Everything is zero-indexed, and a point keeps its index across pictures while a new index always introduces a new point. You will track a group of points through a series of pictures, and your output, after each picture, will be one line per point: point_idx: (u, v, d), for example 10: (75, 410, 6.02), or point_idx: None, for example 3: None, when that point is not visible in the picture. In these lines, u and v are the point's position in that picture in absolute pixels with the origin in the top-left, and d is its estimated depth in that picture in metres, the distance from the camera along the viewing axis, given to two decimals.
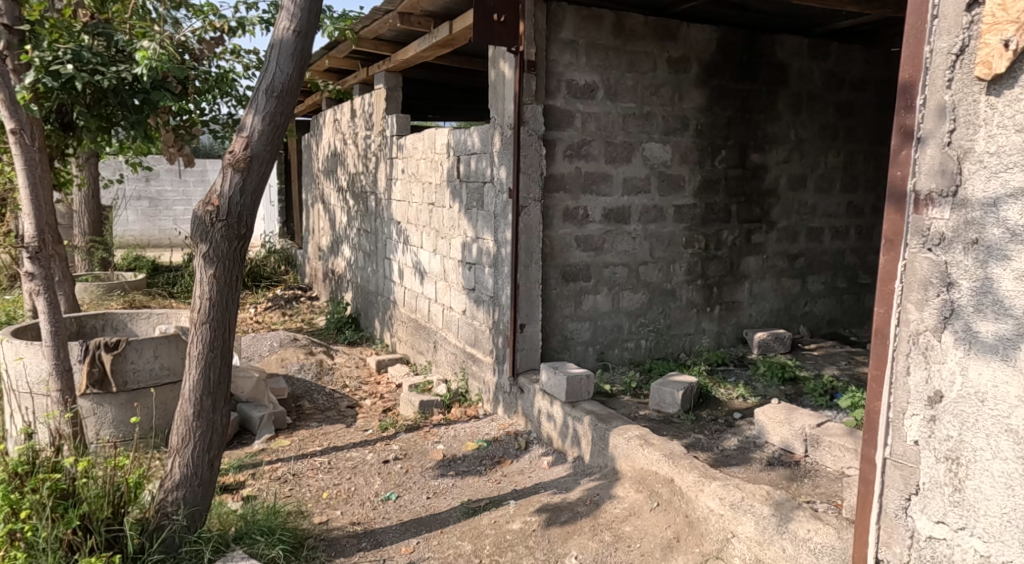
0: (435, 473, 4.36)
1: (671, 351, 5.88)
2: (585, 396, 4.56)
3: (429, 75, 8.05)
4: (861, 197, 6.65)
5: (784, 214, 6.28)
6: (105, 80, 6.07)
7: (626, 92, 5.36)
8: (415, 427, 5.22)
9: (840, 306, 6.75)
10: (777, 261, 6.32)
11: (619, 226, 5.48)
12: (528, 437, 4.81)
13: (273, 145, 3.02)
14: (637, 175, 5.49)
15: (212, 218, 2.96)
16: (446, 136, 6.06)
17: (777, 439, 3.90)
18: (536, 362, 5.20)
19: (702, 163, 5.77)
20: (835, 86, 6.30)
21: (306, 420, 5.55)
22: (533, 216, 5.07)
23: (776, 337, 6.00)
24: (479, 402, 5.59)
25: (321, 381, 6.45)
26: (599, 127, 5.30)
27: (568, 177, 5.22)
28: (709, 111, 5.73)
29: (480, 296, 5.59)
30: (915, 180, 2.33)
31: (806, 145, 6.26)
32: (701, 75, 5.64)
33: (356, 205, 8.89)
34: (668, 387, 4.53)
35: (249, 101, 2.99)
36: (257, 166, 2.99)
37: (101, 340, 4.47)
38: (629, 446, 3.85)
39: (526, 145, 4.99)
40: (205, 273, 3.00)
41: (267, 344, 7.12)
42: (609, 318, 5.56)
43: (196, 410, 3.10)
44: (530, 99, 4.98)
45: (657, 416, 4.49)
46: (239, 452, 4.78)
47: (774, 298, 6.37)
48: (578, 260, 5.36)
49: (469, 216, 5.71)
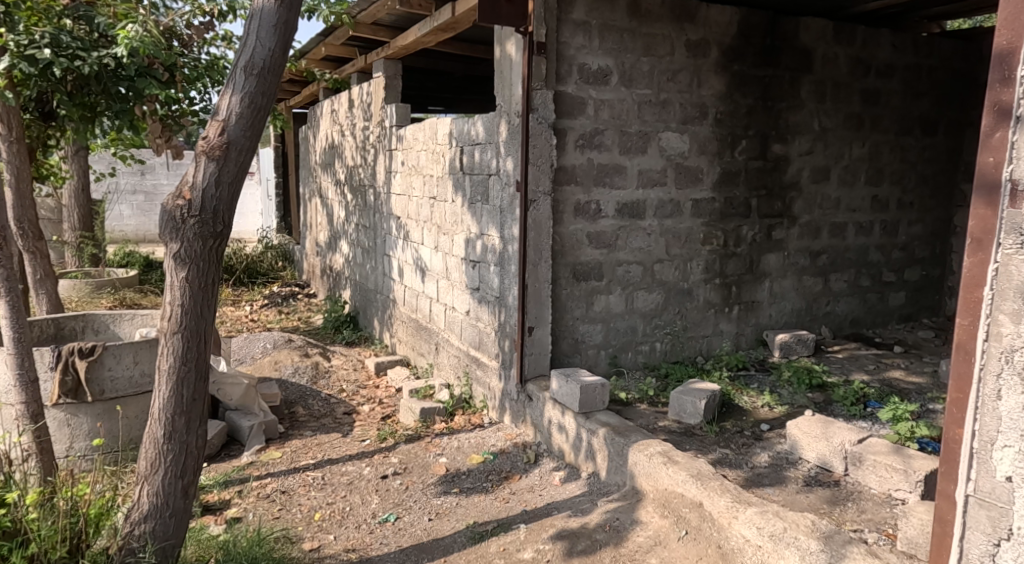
0: (437, 490, 4.02)
1: (688, 355, 5.53)
2: (599, 406, 4.22)
3: (429, 64, 7.70)
4: (886, 190, 6.29)
5: (807, 209, 5.92)
6: (86, 66, 5.74)
7: (641, 77, 5.00)
8: (416, 437, 4.87)
9: (863, 305, 6.39)
10: (799, 258, 5.96)
11: (634, 222, 5.13)
12: (537, 449, 4.46)
13: (254, 130, 2.66)
14: (653, 167, 5.13)
15: (184, 214, 2.60)
16: (447, 126, 5.70)
17: (812, 455, 3.55)
18: (546, 367, 4.86)
19: (721, 154, 5.41)
20: (861, 73, 5.93)
21: (300, 428, 5.21)
22: (543, 211, 4.72)
23: (798, 339, 5.65)
24: (484, 409, 5.24)
25: (316, 385, 6.11)
26: (613, 115, 4.94)
27: (579, 169, 4.86)
28: (729, 99, 5.36)
29: (485, 296, 5.24)
30: (1012, 167, 2.10)
31: (830, 135, 5.90)
32: (721, 60, 5.27)
33: (355, 200, 8.52)
34: (688, 395, 4.20)
35: (226, 81, 2.63)
36: (235, 154, 2.63)
37: (75, 346, 4.13)
38: (651, 464, 3.50)
39: (535, 134, 4.64)
40: (177, 276, 2.64)
41: (260, 345, 6.78)
42: (623, 319, 5.20)
43: (168, 431, 2.75)
44: (540, 84, 4.63)
45: (677, 428, 4.14)
46: (226, 466, 4.43)
47: (796, 298, 6.01)
48: (590, 259, 5.00)
49: (472, 211, 5.37)
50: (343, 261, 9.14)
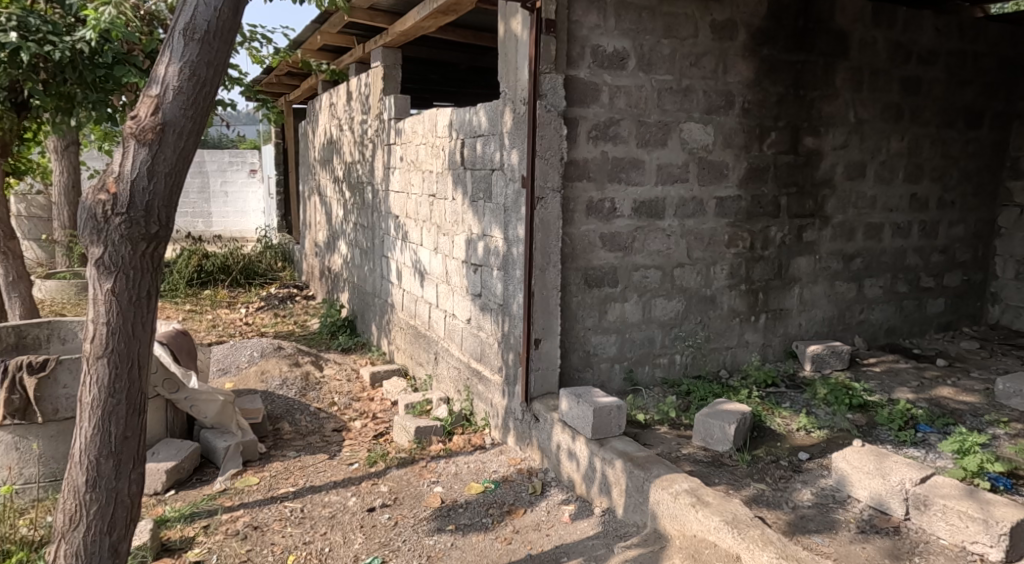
0: (431, 527, 3.56)
1: (711, 369, 5.03)
2: (616, 431, 3.72)
3: (430, 53, 7.22)
4: (926, 188, 5.77)
5: (840, 208, 5.40)
6: (57, 51, 5.24)
7: (661, 62, 4.50)
8: (409, 460, 4.38)
9: (899, 313, 5.87)
10: (831, 262, 5.44)
11: (652, 222, 4.63)
12: (544, 478, 3.98)
13: (197, 108, 2.24)
14: (673, 162, 4.63)
15: (108, 211, 2.20)
16: (448, 117, 5.22)
17: (865, 494, 3.06)
18: (553, 384, 4.37)
19: (749, 148, 4.90)
20: (901, 58, 5.41)
21: (284, 448, 4.73)
22: (551, 209, 4.23)
23: (832, 350, 5.14)
24: (486, 428, 4.75)
25: (305, 398, 5.62)
26: (630, 103, 4.44)
27: (592, 163, 4.38)
28: (758, 86, 4.86)
29: (487, 303, 4.75)
30: None
31: (866, 127, 5.38)
32: (749, 44, 4.77)
33: (354, 198, 8.02)
34: (715, 419, 3.72)
35: (161, 47, 2.22)
36: (173, 136, 2.22)
37: (23, 360, 3.62)
38: (677, 505, 3.04)
39: (543, 123, 4.16)
40: (102, 288, 2.25)
41: (246, 353, 6.29)
42: (639, 329, 4.70)
43: (91, 478, 2.35)
44: (548, 67, 4.14)
45: (704, 456, 3.66)
46: (194, 494, 3.99)
47: (828, 306, 5.49)
48: (603, 262, 4.51)
49: (474, 209, 4.87)
50: (341, 262, 8.66)
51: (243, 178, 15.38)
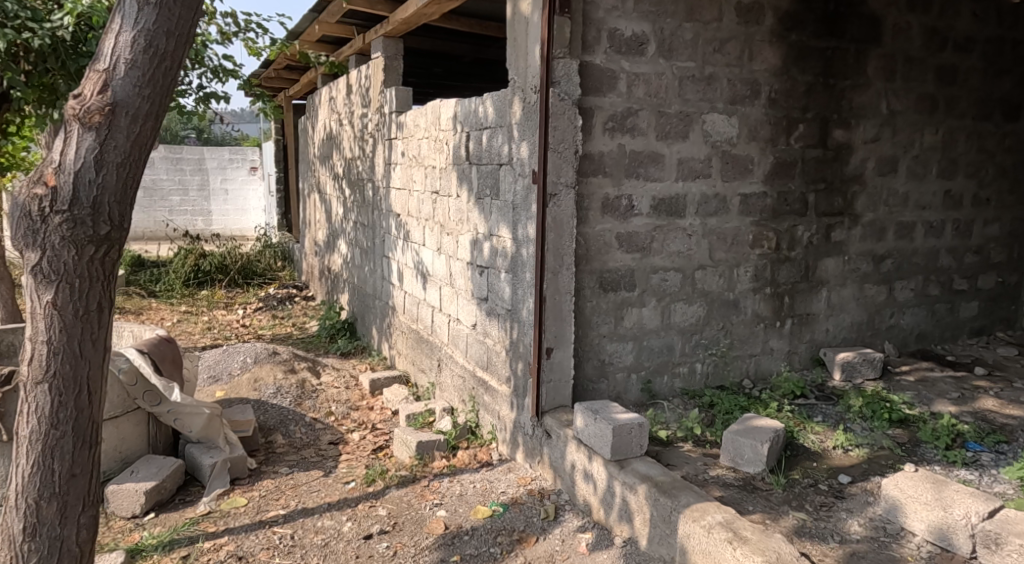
0: (435, 559, 3.26)
1: (734, 379, 4.68)
2: (636, 452, 3.40)
3: (433, 43, 6.89)
4: (960, 184, 5.42)
5: (871, 206, 5.05)
6: (36, 39, 4.88)
7: (683, 48, 4.16)
8: (409, 479, 4.06)
9: (931, 317, 5.52)
10: (861, 263, 5.09)
11: (672, 221, 4.29)
12: (557, 500, 3.67)
13: (154, 84, 2.01)
14: (695, 156, 4.29)
15: (46, 207, 1.97)
16: (452, 108, 4.88)
17: (922, 527, 2.78)
18: (567, 397, 4.03)
19: (776, 141, 4.56)
20: (937, 46, 5.06)
21: (275, 464, 4.39)
22: (565, 207, 3.89)
23: (863, 359, 4.79)
24: (493, 442, 4.41)
25: (301, 407, 5.29)
26: (649, 93, 4.10)
27: (609, 157, 4.04)
28: (786, 75, 4.51)
29: (494, 308, 4.41)
30: None
31: (899, 119, 5.03)
32: (777, 29, 4.42)
33: (354, 195, 7.69)
34: (747, 438, 3.39)
35: (112, 15, 1.99)
36: (124, 119, 1.98)
37: None
38: (710, 540, 2.74)
39: (555, 113, 3.81)
40: (41, 300, 2.03)
41: (239, 359, 5.94)
42: (658, 336, 4.36)
43: (31, 525, 2.15)
44: (562, 52, 3.80)
45: (735, 479, 3.32)
46: (176, 516, 3.68)
47: (857, 310, 5.14)
48: (620, 264, 4.17)
49: (480, 207, 4.54)
50: (341, 262, 8.31)
51: (243, 176, 15.01)
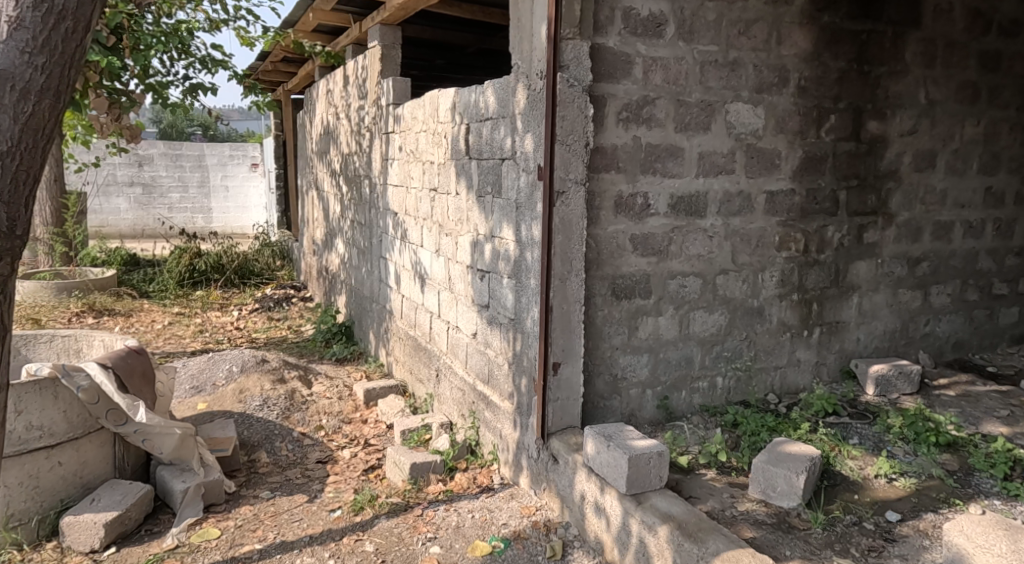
0: None
1: (759, 394, 4.27)
2: (655, 484, 3.01)
3: (433, 32, 6.52)
4: (1002, 180, 4.99)
5: (907, 204, 4.64)
6: None
7: (705, 30, 3.75)
8: (401, 507, 3.68)
9: (970, 325, 5.09)
10: (896, 266, 4.67)
11: (692, 221, 3.88)
12: (564, 535, 3.28)
13: (54, 50, 1.91)
14: (718, 150, 3.88)
15: None
16: (451, 98, 4.48)
17: None
18: (576, 417, 3.63)
19: (805, 134, 4.14)
20: (980, 29, 4.64)
21: (256, 487, 4.01)
22: (574, 207, 3.50)
23: (900, 372, 4.38)
24: (494, 464, 4.02)
25: (288, 421, 4.90)
26: (667, 79, 3.70)
27: (623, 151, 3.64)
28: (817, 60, 4.09)
29: (495, 316, 4.01)
30: None
31: (938, 110, 4.61)
32: (808, 9, 4.01)
33: (351, 193, 7.30)
34: (783, 467, 2.98)
35: None
36: (10, 95, 1.88)
37: None
38: None
39: (564, 101, 3.42)
40: None
41: (224, 367, 5.54)
42: (676, 348, 3.96)
43: None
44: (571, 33, 3.41)
45: (767, 516, 2.93)
46: (140, 551, 3.31)
47: (890, 317, 4.73)
48: (634, 269, 3.77)
49: (480, 205, 4.14)
50: (339, 262, 7.92)
51: (243, 172, 14.63)
